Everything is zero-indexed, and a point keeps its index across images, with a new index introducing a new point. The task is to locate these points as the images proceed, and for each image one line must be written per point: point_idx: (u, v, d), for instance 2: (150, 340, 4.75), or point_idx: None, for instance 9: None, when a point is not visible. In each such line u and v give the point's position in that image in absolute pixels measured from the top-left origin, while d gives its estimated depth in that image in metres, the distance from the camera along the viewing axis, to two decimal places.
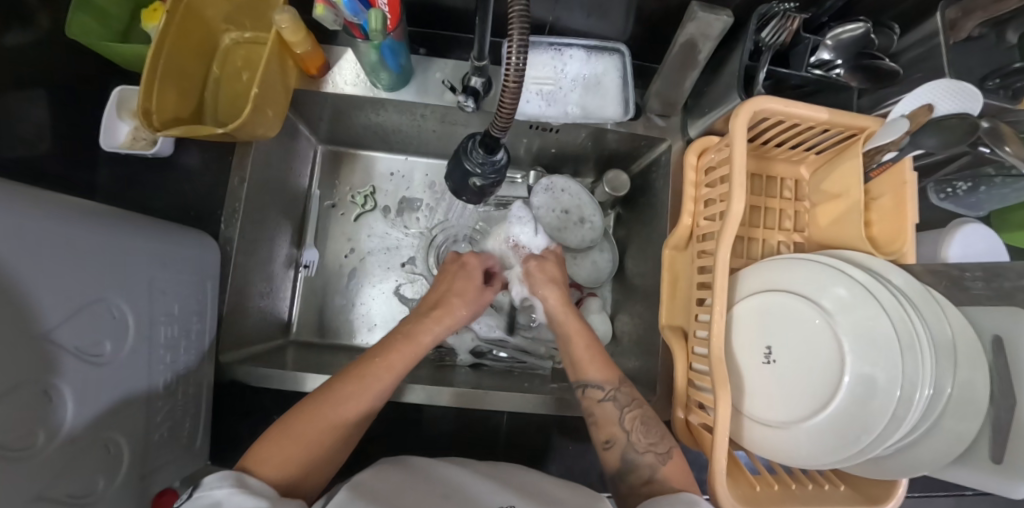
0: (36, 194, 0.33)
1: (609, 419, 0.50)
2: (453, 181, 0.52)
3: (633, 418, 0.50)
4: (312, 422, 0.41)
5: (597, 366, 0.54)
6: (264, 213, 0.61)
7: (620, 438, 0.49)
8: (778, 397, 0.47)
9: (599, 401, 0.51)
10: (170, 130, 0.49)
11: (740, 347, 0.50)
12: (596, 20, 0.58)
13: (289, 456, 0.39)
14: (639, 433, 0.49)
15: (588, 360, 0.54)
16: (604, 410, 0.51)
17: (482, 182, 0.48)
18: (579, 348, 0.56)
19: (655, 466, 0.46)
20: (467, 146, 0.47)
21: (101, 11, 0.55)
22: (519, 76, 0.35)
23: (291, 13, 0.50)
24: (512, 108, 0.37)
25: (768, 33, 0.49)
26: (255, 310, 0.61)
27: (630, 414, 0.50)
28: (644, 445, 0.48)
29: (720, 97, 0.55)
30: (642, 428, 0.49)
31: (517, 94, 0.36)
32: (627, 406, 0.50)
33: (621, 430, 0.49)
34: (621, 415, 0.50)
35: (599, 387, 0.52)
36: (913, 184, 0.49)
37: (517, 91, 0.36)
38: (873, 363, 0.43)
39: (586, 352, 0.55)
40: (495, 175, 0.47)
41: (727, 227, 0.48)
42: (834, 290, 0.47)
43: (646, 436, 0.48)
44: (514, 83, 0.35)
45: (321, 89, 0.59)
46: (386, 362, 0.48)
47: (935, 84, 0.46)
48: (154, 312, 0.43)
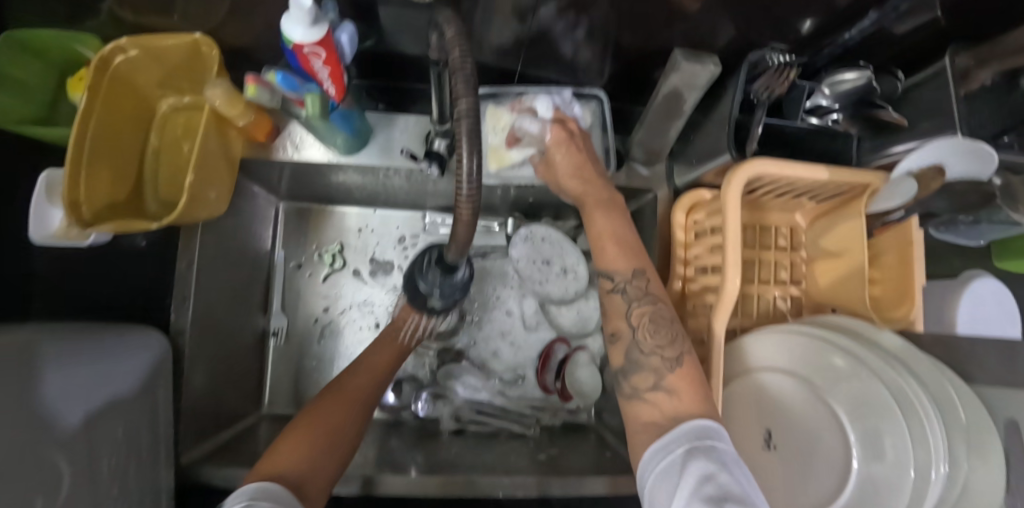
0: None
1: (617, 312, 0.46)
2: (409, 293, 0.45)
3: (641, 312, 0.45)
4: (313, 428, 0.41)
5: (623, 255, 0.47)
6: (218, 290, 0.56)
7: (625, 333, 0.45)
8: (781, 487, 0.44)
9: (608, 291, 0.47)
10: (102, 226, 0.44)
11: (741, 428, 0.48)
12: (570, 66, 0.53)
13: (296, 448, 0.38)
14: (646, 332, 0.44)
15: (609, 245, 0.48)
16: (613, 301, 0.47)
17: (441, 303, 0.41)
18: (599, 222, 0.48)
19: (659, 370, 0.41)
20: (424, 261, 0.41)
21: (21, 84, 0.49)
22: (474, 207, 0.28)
23: (226, 85, 0.44)
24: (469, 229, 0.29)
25: (759, 86, 0.44)
26: (218, 395, 0.56)
27: (639, 310, 0.45)
28: (651, 346, 0.43)
29: (709, 149, 0.50)
30: (650, 327, 0.44)
31: (475, 213, 0.28)
32: (636, 301, 0.45)
33: (627, 325, 0.45)
34: (629, 308, 0.45)
35: (610, 278, 0.47)
36: (921, 245, 0.45)
37: (474, 208, 0.28)
38: (878, 438, 0.38)
39: (607, 226, 0.48)
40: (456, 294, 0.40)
41: (721, 304, 0.44)
42: (828, 360, 0.43)
43: (653, 337, 0.44)
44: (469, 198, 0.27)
45: (271, 157, 0.54)
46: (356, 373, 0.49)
47: (942, 142, 0.41)
48: (95, 444, 0.38)
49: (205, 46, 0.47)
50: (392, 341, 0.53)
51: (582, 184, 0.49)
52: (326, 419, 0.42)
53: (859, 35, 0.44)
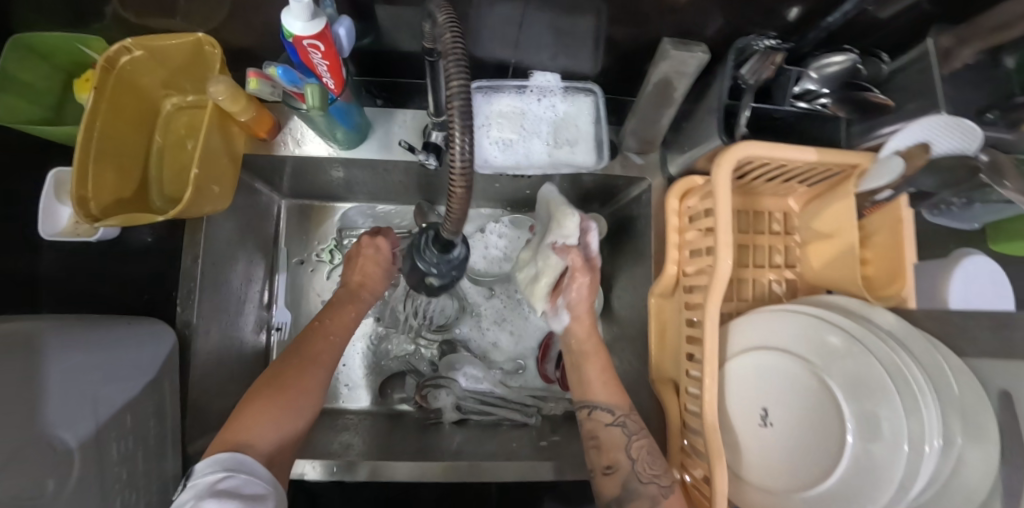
0: None
1: (613, 444, 0.50)
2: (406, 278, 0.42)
3: (639, 446, 0.49)
4: (271, 397, 0.45)
5: (609, 389, 0.54)
6: (222, 282, 0.57)
7: (624, 465, 0.48)
8: (777, 460, 0.44)
9: (607, 425, 0.51)
10: (110, 220, 0.45)
11: (734, 405, 0.48)
12: (564, 60, 0.55)
13: (255, 421, 0.43)
14: (645, 463, 0.48)
15: (597, 385, 0.54)
16: (612, 433, 0.51)
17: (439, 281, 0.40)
18: (593, 370, 0.55)
19: (657, 498, 0.45)
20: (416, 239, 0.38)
21: (28, 87, 0.50)
22: (467, 178, 0.30)
23: (229, 82, 0.45)
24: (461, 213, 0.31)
25: (746, 71, 0.45)
26: (225, 390, 0.58)
27: (637, 443, 0.49)
28: (648, 475, 0.47)
29: (700, 137, 0.51)
30: (647, 459, 0.48)
31: (466, 195, 0.30)
32: (634, 434, 0.50)
33: (625, 457, 0.49)
34: (627, 443, 0.49)
35: (608, 411, 0.52)
36: (911, 221, 0.45)
37: (466, 187, 0.30)
38: (875, 420, 0.39)
39: (598, 374, 0.55)
40: (451, 270, 0.40)
41: (714, 285, 0.45)
42: (827, 339, 0.43)
43: (651, 466, 0.47)
44: (463, 182, 0.30)
45: (273, 153, 0.55)
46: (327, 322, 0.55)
47: (931, 121, 0.42)
48: (103, 430, 0.40)
49: (209, 46, 0.48)
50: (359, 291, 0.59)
51: (585, 325, 0.57)
52: (288, 377, 0.47)
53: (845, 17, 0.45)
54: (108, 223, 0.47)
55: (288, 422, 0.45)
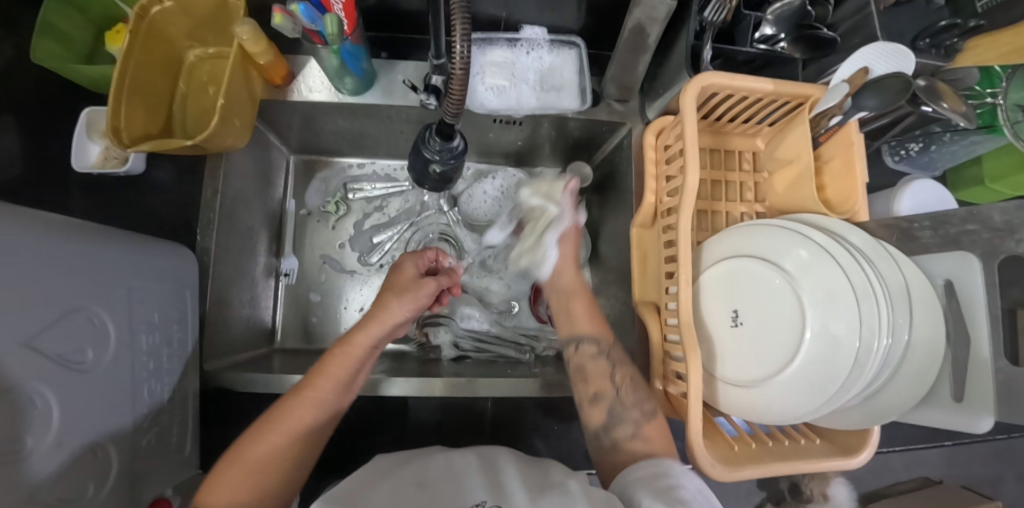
0: (22, 212, 0.34)
1: (600, 373, 0.53)
2: (415, 171, 0.51)
3: (623, 375, 0.53)
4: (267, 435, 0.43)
5: (591, 322, 0.57)
6: (236, 221, 0.61)
7: (608, 392, 0.52)
8: (747, 357, 0.49)
9: (593, 356, 0.55)
10: (141, 146, 0.50)
11: (709, 313, 0.52)
12: (550, 15, 0.61)
13: (238, 484, 0.40)
14: (628, 390, 0.52)
15: (582, 316, 0.58)
16: (597, 364, 0.54)
17: (440, 168, 0.48)
18: (580, 307, 0.59)
19: (638, 423, 0.50)
20: (424, 135, 0.47)
21: (65, 36, 0.56)
22: (466, 62, 0.36)
23: (252, 25, 0.51)
24: (461, 94, 0.39)
25: (709, 13, 0.51)
26: (238, 320, 0.61)
27: (620, 373, 0.53)
28: (630, 403, 0.51)
29: (673, 78, 0.57)
30: (630, 385, 0.52)
31: (465, 81, 0.37)
32: (618, 362, 0.54)
33: (610, 386, 0.52)
34: (610, 372, 0.53)
35: (593, 343, 0.55)
36: (860, 145, 0.51)
37: (464, 78, 0.37)
38: (831, 316, 0.45)
39: (586, 312, 0.58)
40: (454, 161, 0.47)
41: (685, 199, 0.50)
42: (796, 253, 0.49)
43: (634, 394, 0.51)
44: (462, 70, 0.36)
45: (287, 98, 0.61)
46: (322, 374, 0.47)
47: (866, 50, 0.49)
48: (135, 321, 0.43)
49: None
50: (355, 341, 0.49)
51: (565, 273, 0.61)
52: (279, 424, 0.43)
53: None
54: (139, 152, 0.52)
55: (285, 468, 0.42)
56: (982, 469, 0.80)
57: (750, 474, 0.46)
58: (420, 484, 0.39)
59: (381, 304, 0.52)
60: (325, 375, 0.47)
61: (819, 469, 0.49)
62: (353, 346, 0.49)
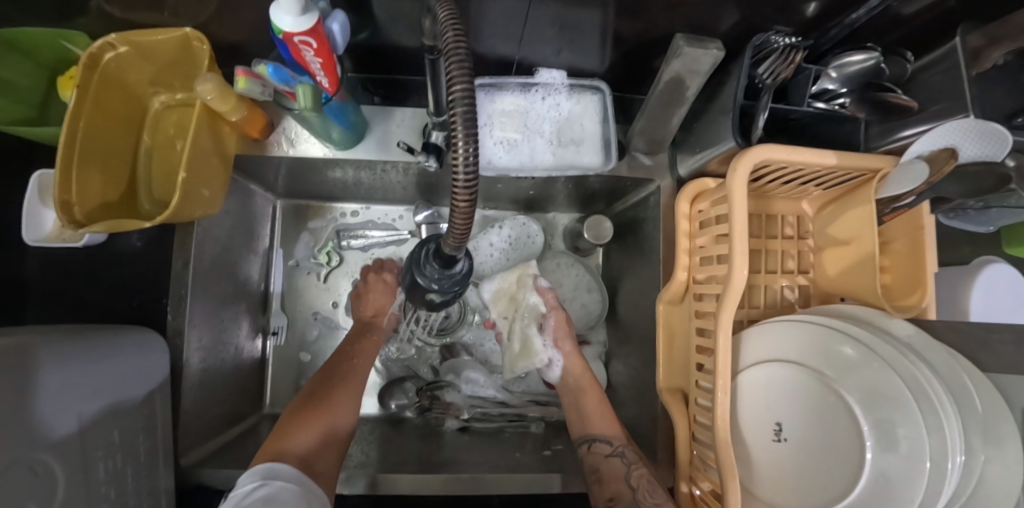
0: None
1: (613, 475, 0.49)
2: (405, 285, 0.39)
3: (639, 475, 0.48)
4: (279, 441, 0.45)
5: (605, 418, 0.55)
6: (213, 290, 0.54)
7: (625, 496, 0.46)
8: (789, 475, 0.43)
9: (606, 456, 0.51)
10: (94, 226, 0.43)
11: (746, 419, 0.46)
12: (570, 57, 0.52)
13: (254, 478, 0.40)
14: (647, 489, 0.46)
15: (596, 409, 0.56)
16: (611, 464, 0.50)
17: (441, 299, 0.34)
18: (589, 402, 0.57)
19: None
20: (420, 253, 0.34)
21: (9, 85, 0.48)
22: (470, 188, 0.27)
23: (217, 79, 0.43)
24: (465, 226, 0.28)
25: (764, 70, 0.43)
26: (218, 398, 0.56)
27: (637, 471, 0.48)
28: (652, 504, 0.45)
29: (713, 136, 0.49)
30: (648, 484, 0.47)
31: (470, 210, 0.28)
32: (633, 462, 0.49)
33: (626, 487, 0.47)
34: (627, 473, 0.48)
35: (608, 442, 0.52)
36: (933, 228, 0.43)
37: (469, 207, 0.28)
38: (891, 431, 0.38)
39: (598, 405, 0.57)
40: (457, 289, 0.34)
41: (728, 293, 0.43)
42: (841, 351, 0.42)
43: (652, 496, 0.46)
44: (466, 197, 0.27)
45: (267, 153, 0.53)
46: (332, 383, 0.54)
47: (950, 126, 0.41)
48: (89, 449, 0.38)
49: (196, 41, 0.45)
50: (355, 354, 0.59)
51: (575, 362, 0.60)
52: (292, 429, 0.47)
53: (862, 11, 0.41)
54: (93, 230, 0.45)
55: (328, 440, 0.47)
56: None
57: None
58: None
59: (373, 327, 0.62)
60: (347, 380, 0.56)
61: None
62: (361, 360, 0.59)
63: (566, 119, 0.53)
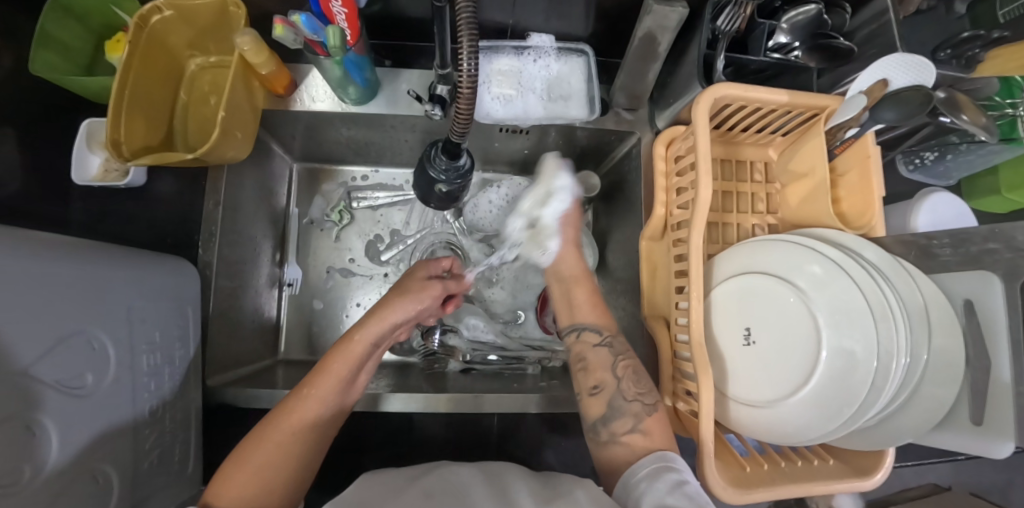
0: (22, 237, 0.34)
1: (600, 364, 0.51)
2: (421, 188, 0.51)
3: (625, 366, 0.51)
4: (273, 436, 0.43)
5: (595, 310, 0.55)
6: (240, 233, 0.60)
7: (609, 384, 0.49)
8: (761, 377, 0.47)
9: (594, 345, 0.52)
10: (141, 159, 0.49)
11: (721, 331, 0.51)
12: (558, 23, 0.59)
13: (245, 484, 0.39)
14: (630, 381, 0.49)
15: (585, 305, 0.56)
16: (598, 354, 0.52)
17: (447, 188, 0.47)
18: (581, 294, 0.56)
19: (639, 416, 0.46)
20: (431, 153, 0.47)
21: (64, 46, 0.55)
22: (472, 81, 0.36)
23: (253, 34, 0.49)
24: (468, 114, 0.38)
25: (723, 21, 0.50)
26: (240, 332, 0.61)
27: (624, 362, 0.51)
28: (633, 393, 0.48)
29: (684, 86, 0.56)
30: (633, 377, 0.50)
31: (472, 98, 0.37)
32: (620, 354, 0.51)
33: (610, 376, 0.50)
34: (613, 362, 0.51)
35: (596, 332, 0.53)
36: (877, 157, 0.50)
37: (471, 95, 0.37)
38: (847, 333, 0.44)
39: (588, 298, 0.56)
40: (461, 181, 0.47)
41: (697, 213, 0.49)
42: (808, 268, 0.47)
43: (636, 385, 0.49)
44: (469, 88, 0.37)
45: (290, 108, 0.59)
46: (327, 374, 0.47)
47: (886, 61, 0.47)
48: (135, 342, 0.43)
49: (233, 7, 0.52)
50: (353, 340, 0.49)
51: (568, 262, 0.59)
52: (282, 426, 0.43)
53: None
54: (139, 165, 0.51)
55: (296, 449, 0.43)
56: (995, 480, 0.79)
57: (763, 496, 0.46)
58: (430, 494, 0.38)
59: (382, 305, 0.53)
60: (330, 372, 0.47)
61: (833, 492, 0.47)
62: (354, 343, 0.49)
63: (555, 77, 0.60)
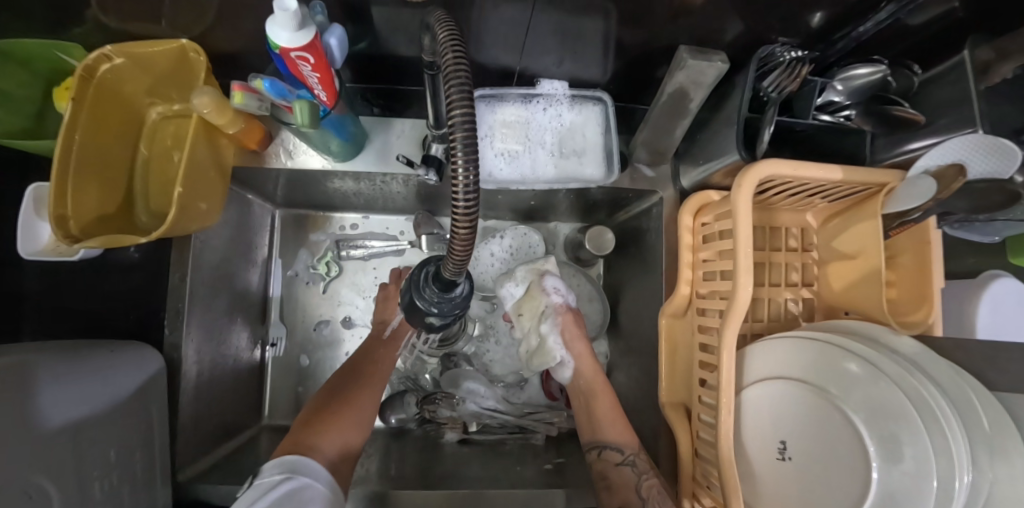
0: None
1: (624, 484, 0.49)
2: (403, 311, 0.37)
3: (650, 486, 0.48)
4: (339, 408, 0.49)
5: (617, 426, 0.53)
6: (213, 301, 0.54)
7: (635, 504, 0.46)
8: (794, 499, 0.42)
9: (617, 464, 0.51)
10: (90, 239, 0.43)
11: (753, 439, 0.46)
12: (572, 67, 0.51)
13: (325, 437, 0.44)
14: (657, 502, 0.47)
15: (611, 421, 0.54)
16: (622, 474, 0.50)
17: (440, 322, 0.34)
18: (603, 408, 0.55)
19: None
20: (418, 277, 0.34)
21: (3, 96, 0.47)
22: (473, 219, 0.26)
23: (214, 93, 0.42)
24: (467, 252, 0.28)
25: (769, 83, 0.43)
26: (218, 410, 0.56)
27: (648, 482, 0.48)
28: None
29: (717, 148, 0.48)
30: (659, 498, 0.47)
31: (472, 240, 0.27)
32: (644, 473, 0.49)
33: (636, 496, 0.47)
34: (638, 481, 0.48)
35: (619, 450, 0.52)
36: (939, 242, 0.43)
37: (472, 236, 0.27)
38: (895, 444, 0.37)
39: (612, 413, 0.55)
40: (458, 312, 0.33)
41: (733, 311, 0.42)
42: (841, 371, 0.41)
43: (663, 506, 0.46)
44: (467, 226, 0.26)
45: (265, 165, 0.52)
46: (376, 364, 0.56)
47: (959, 140, 0.40)
48: (86, 467, 0.37)
49: (193, 52, 0.44)
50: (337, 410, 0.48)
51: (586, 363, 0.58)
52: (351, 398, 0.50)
53: (871, 23, 0.41)
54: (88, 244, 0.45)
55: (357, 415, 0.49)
56: None
57: None
58: None
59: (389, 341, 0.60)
60: (376, 366, 0.56)
61: None
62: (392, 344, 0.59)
63: (567, 130, 0.53)
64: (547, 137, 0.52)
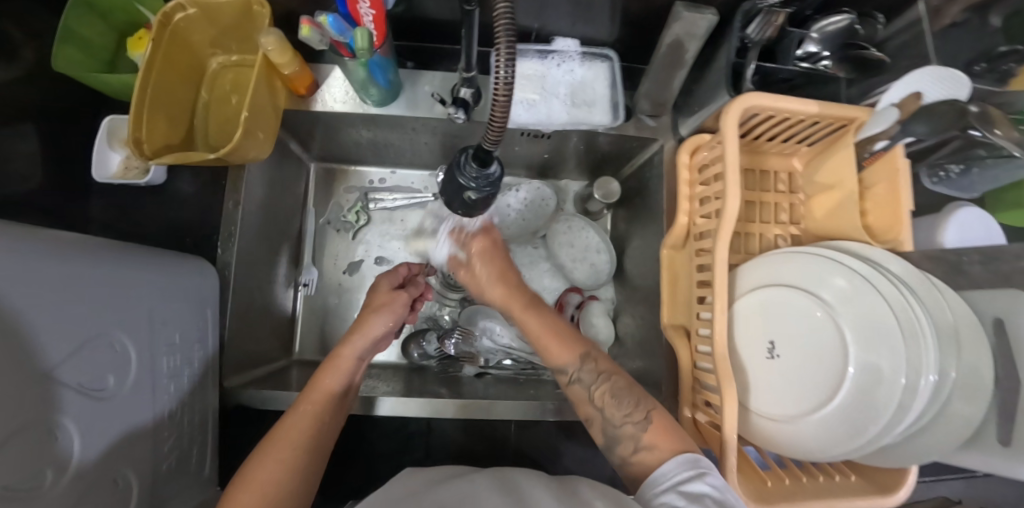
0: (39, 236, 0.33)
1: (581, 400, 0.48)
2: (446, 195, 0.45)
3: (602, 393, 0.47)
4: (292, 434, 0.42)
5: (560, 343, 0.51)
6: (257, 233, 0.60)
7: (596, 416, 0.47)
8: (782, 391, 0.47)
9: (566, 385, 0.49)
10: (162, 158, 0.49)
11: (744, 341, 0.50)
12: (582, 27, 0.59)
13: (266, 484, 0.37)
14: (613, 407, 0.46)
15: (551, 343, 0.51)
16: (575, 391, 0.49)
17: (476, 197, 0.41)
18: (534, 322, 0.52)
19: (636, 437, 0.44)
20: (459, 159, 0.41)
21: (86, 42, 0.54)
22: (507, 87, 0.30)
23: (278, 34, 0.49)
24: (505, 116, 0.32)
25: (753, 30, 0.49)
26: (257, 334, 0.61)
27: (599, 391, 0.47)
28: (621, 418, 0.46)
29: (709, 93, 0.55)
30: (614, 401, 0.47)
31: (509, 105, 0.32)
32: (593, 383, 0.48)
33: (594, 408, 0.48)
34: (590, 394, 0.48)
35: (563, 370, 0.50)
36: (907, 171, 0.49)
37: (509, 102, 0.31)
38: (874, 345, 0.43)
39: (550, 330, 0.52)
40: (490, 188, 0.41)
41: (725, 223, 0.48)
42: (833, 282, 0.46)
43: (620, 408, 0.46)
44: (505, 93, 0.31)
45: (311, 108, 0.59)
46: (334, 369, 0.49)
47: (924, 72, 0.46)
48: (157, 343, 0.43)
49: (259, 6, 0.51)
50: (341, 355, 0.50)
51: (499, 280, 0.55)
52: (299, 418, 0.43)
53: None
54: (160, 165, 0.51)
55: (310, 442, 0.42)
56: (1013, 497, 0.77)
57: None
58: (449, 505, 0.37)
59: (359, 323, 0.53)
60: (332, 367, 0.49)
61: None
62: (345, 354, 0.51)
63: (578, 82, 0.60)
64: (558, 87, 0.59)
